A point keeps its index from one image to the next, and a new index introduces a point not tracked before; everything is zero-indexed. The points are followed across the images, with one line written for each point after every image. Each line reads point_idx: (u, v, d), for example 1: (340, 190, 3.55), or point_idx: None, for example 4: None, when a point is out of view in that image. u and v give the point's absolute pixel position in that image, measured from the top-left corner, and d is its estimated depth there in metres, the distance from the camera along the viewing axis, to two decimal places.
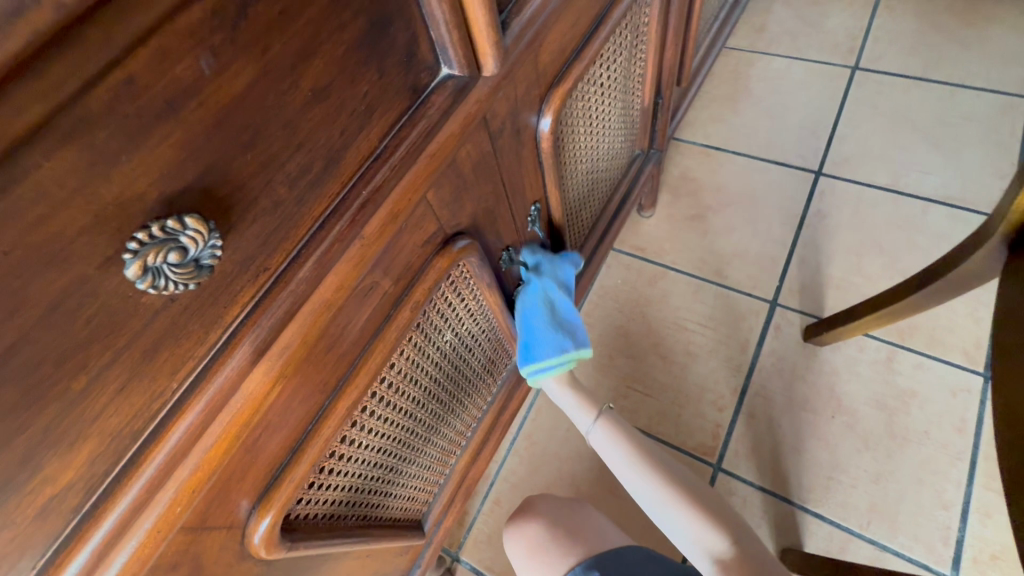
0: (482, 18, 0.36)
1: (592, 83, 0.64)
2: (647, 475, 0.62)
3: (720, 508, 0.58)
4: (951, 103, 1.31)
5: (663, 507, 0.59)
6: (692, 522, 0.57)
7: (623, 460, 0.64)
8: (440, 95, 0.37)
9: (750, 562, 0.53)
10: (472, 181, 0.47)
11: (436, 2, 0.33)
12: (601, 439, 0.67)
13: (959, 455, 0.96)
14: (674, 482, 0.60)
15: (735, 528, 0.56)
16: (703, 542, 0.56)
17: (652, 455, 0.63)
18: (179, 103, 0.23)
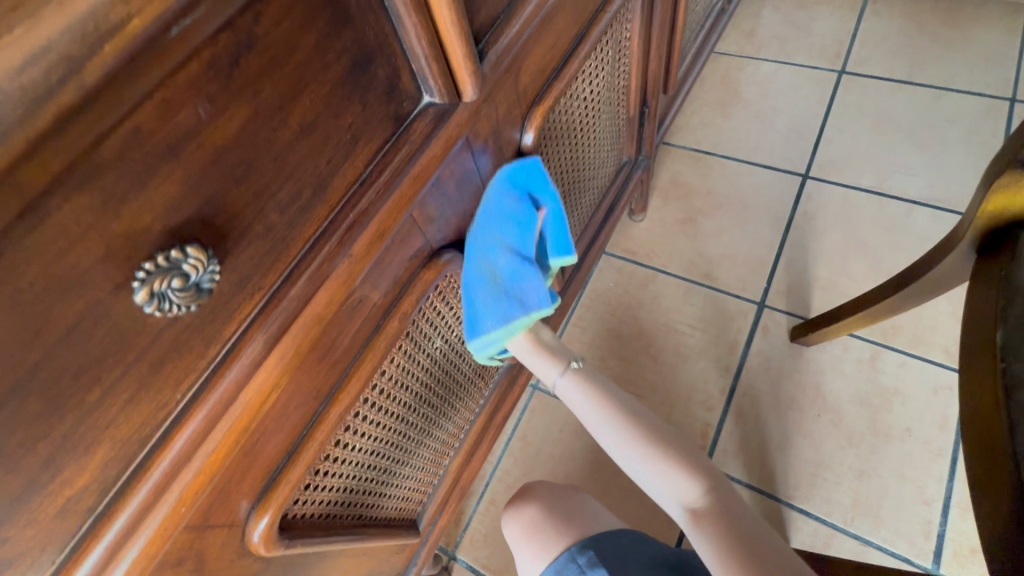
0: (458, 50, 0.39)
1: (574, 97, 0.67)
2: (615, 426, 0.61)
3: (687, 456, 0.57)
4: (935, 105, 1.34)
5: (633, 459, 0.59)
6: (661, 475, 0.57)
7: (589, 409, 0.64)
8: (422, 121, 0.40)
9: (720, 506, 0.54)
10: (456, 197, 0.50)
11: (416, 39, 0.36)
12: (568, 392, 0.65)
13: (941, 451, 0.98)
14: (640, 431, 0.59)
15: (704, 477, 0.56)
16: (674, 494, 0.56)
17: (619, 402, 0.62)
18: (180, 146, 0.25)
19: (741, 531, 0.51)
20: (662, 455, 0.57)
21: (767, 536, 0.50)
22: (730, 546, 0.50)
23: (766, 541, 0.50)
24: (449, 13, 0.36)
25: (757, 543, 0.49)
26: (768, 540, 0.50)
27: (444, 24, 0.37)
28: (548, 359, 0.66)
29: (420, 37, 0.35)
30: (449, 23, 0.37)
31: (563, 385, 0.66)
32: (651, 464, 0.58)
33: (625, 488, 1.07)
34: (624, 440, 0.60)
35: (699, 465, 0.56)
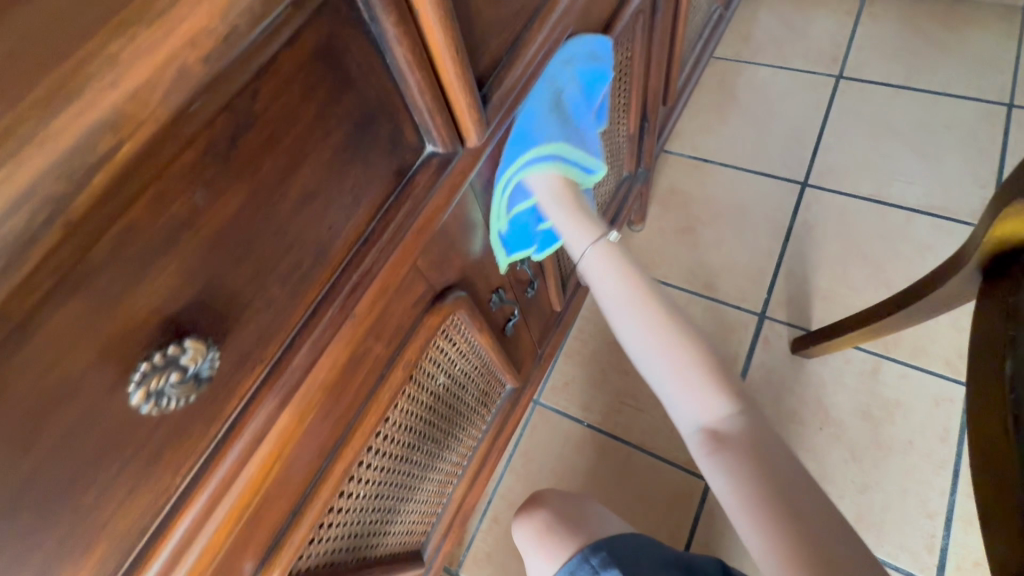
0: (462, 100, 0.37)
1: None
2: (639, 316, 0.50)
3: (719, 369, 0.47)
4: (933, 110, 1.33)
5: (650, 358, 0.49)
6: (683, 384, 0.47)
7: (614, 292, 0.53)
8: (425, 173, 0.38)
9: (748, 435, 0.44)
10: (459, 239, 0.49)
11: (420, 95, 0.34)
12: (592, 266, 0.54)
13: (942, 464, 0.99)
14: (667, 326, 0.49)
15: (736, 397, 0.46)
16: (692, 408, 0.46)
17: (649, 288, 0.51)
18: (176, 236, 0.24)
19: (765, 469, 0.42)
20: (691, 361, 0.47)
21: (799, 474, 0.42)
22: (752, 483, 0.42)
23: (798, 485, 0.41)
24: (454, 66, 0.34)
25: (783, 485, 0.41)
26: (801, 483, 0.42)
27: (449, 77, 0.35)
28: (579, 220, 0.54)
29: (424, 93, 0.34)
30: (453, 75, 0.35)
31: (586, 258, 0.54)
32: (674, 369, 0.48)
33: (629, 503, 1.07)
34: (648, 334, 0.49)
35: (733, 381, 0.47)
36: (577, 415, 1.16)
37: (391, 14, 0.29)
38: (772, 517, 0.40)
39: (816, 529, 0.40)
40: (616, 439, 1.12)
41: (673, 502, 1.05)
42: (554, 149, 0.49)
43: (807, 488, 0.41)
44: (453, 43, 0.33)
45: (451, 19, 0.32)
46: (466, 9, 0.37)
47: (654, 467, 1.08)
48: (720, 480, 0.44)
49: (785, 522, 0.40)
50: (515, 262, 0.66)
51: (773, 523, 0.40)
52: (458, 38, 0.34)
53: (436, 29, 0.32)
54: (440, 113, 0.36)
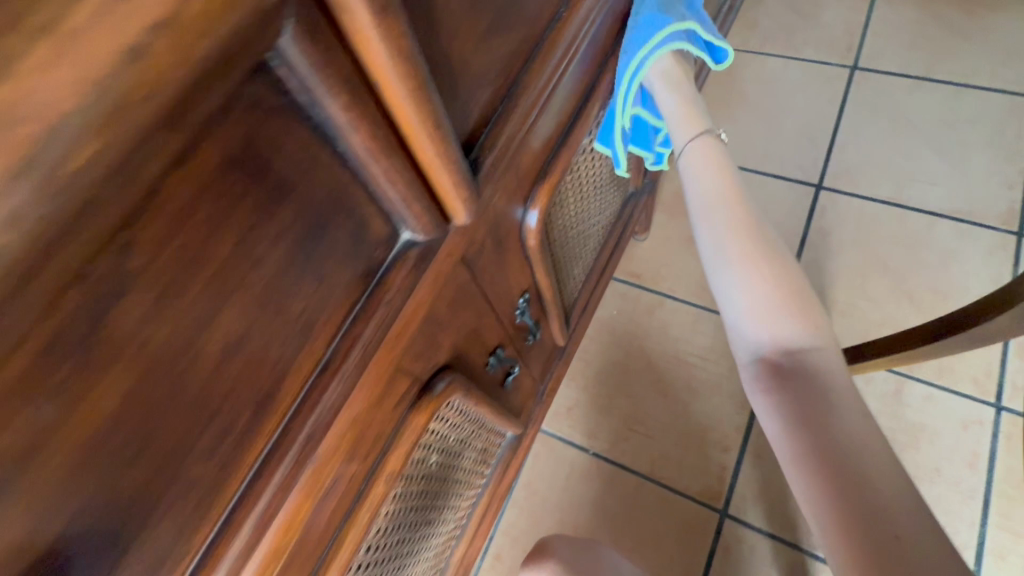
0: (446, 178, 0.28)
1: (582, 155, 0.56)
2: (723, 232, 0.47)
3: (800, 304, 0.44)
4: (954, 104, 1.21)
5: (724, 275, 0.46)
6: (758, 309, 0.44)
7: (702, 197, 0.49)
8: (401, 269, 0.30)
9: (812, 379, 0.42)
10: (448, 318, 0.41)
11: (389, 183, 0.26)
12: (687, 160, 0.50)
13: (972, 493, 0.93)
14: (749, 246, 0.46)
15: (814, 337, 0.43)
16: (761, 334, 0.44)
17: (742, 204, 0.48)
18: (25, 463, 0.18)
19: (818, 415, 0.39)
20: (773, 287, 0.45)
21: (862, 429, 0.38)
22: (808, 420, 0.39)
23: (863, 441, 0.38)
24: (433, 143, 0.26)
25: (846, 436, 0.38)
26: (868, 442, 0.38)
27: (427, 155, 0.26)
28: (688, 116, 0.50)
29: (394, 181, 0.26)
30: (431, 152, 0.26)
31: (683, 158, 0.51)
32: (749, 295, 0.45)
33: (639, 538, 1.01)
34: (730, 251, 0.46)
35: (812, 320, 0.44)
36: (582, 443, 1.09)
37: (336, 92, 0.21)
38: (822, 461, 0.37)
39: (869, 487, 0.36)
40: (624, 468, 1.06)
41: (686, 538, 0.99)
42: (685, 24, 0.47)
43: (875, 445, 0.38)
44: (431, 115, 0.25)
45: (427, 86, 0.24)
46: (444, 59, 0.28)
47: (665, 499, 1.02)
48: (772, 413, 0.42)
49: (836, 472, 0.37)
50: (516, 313, 0.58)
51: (820, 469, 0.37)
52: (439, 106, 0.25)
53: (405, 103, 0.23)
54: (416, 197, 0.28)
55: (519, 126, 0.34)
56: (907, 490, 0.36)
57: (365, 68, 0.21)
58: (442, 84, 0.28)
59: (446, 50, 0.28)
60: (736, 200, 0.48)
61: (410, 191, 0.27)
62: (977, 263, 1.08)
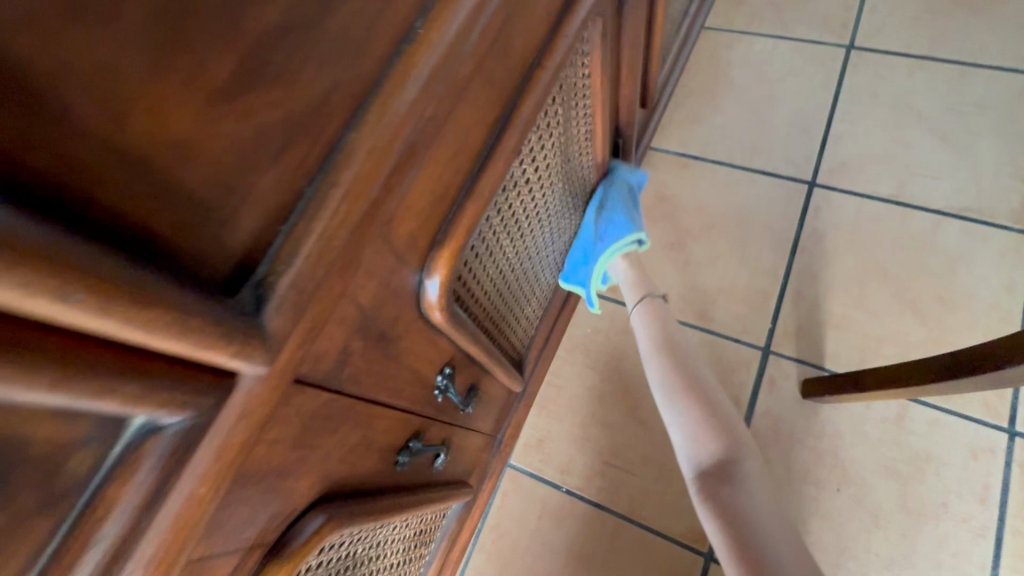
0: (153, 341, 0.16)
1: (507, 192, 0.44)
2: (665, 373, 0.68)
3: (722, 421, 0.62)
4: (959, 87, 1.05)
5: (670, 407, 0.66)
6: (695, 428, 0.62)
7: (649, 349, 0.72)
8: (131, 477, 0.19)
9: (728, 480, 0.58)
10: (292, 459, 0.29)
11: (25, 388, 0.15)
12: (637, 322, 0.75)
13: (982, 531, 0.83)
14: (685, 385, 0.66)
15: (730, 450, 0.60)
16: (696, 446, 0.61)
17: (678, 355, 0.69)
18: None
19: (733, 513, 0.54)
20: (701, 412, 0.63)
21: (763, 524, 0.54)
22: (732, 517, 0.54)
23: (767, 534, 0.53)
24: (59, 306, 0.13)
25: (756, 532, 0.53)
26: (768, 531, 0.53)
27: (68, 322, 0.14)
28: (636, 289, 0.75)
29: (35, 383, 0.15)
30: (75, 317, 0.14)
31: (635, 318, 0.75)
32: (684, 420, 0.63)
33: None
34: (670, 389, 0.67)
35: (727, 435, 0.61)
36: (555, 479, 0.98)
37: None
38: (743, 550, 0.52)
39: (775, 566, 0.50)
40: (601, 508, 0.94)
41: None
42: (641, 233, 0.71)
43: (777, 535, 0.53)
44: (11, 266, 0.12)
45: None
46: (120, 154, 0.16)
47: (642, 540, 0.91)
48: (708, 515, 0.56)
49: (753, 558, 0.51)
50: (434, 393, 0.45)
51: (735, 543, 0.52)
52: (47, 236, 0.13)
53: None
54: (90, 380, 0.16)
55: (343, 218, 0.21)
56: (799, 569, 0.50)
57: None
58: (119, 195, 0.16)
59: (114, 139, 0.16)
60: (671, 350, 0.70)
61: (59, 380, 0.15)
62: (987, 268, 0.94)
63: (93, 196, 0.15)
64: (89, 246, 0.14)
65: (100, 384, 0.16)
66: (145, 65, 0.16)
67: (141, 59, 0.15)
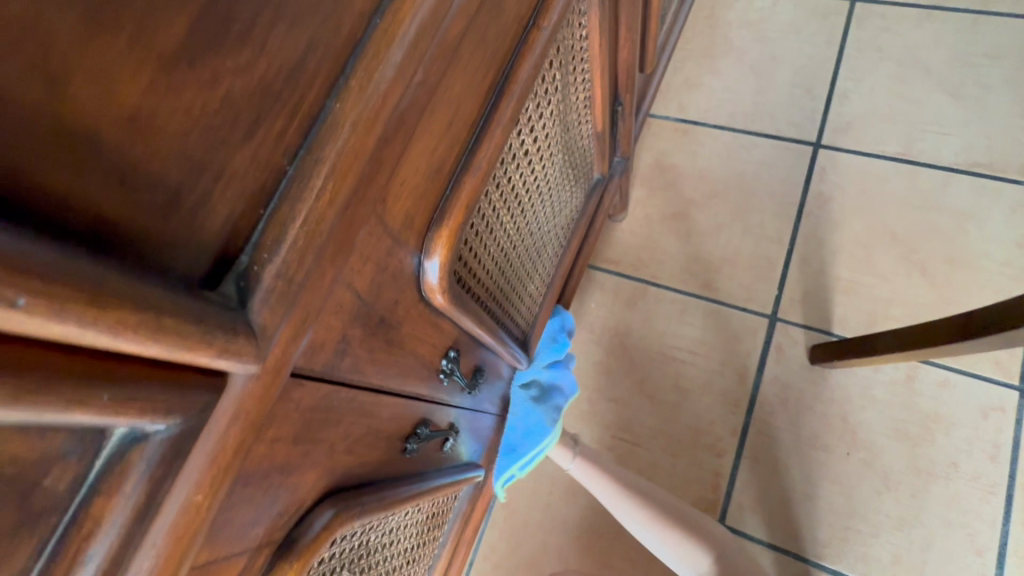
0: (122, 345, 0.14)
1: (505, 167, 0.42)
2: (634, 512, 0.73)
3: (702, 529, 0.71)
4: (970, 37, 1.00)
5: (651, 536, 0.72)
6: (682, 548, 0.70)
7: (610, 499, 0.75)
8: (118, 493, 0.17)
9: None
10: (295, 456, 0.28)
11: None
12: (582, 474, 0.77)
13: (992, 488, 0.83)
14: (663, 515, 0.72)
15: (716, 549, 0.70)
16: (692, 561, 0.70)
17: (640, 496, 0.73)
18: None
19: None
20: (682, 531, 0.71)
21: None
22: None
23: None
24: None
25: None
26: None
27: (12, 327, 0.12)
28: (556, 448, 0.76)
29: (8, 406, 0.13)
30: (21, 322, 0.12)
31: (575, 468, 0.77)
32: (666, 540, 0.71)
33: (628, 557, 0.90)
34: (641, 518, 0.73)
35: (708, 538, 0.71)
36: None
37: None
38: None
39: None
40: None
41: None
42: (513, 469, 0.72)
43: None
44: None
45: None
46: (55, 134, 0.13)
47: None
48: None
49: None
50: (439, 378, 0.44)
51: None
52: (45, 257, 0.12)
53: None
54: (50, 392, 0.14)
55: (332, 194, 0.19)
56: None
57: None
58: (61, 186, 0.14)
59: (49, 118, 0.13)
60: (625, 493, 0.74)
61: (36, 399, 0.13)
62: (997, 225, 0.92)
63: (34, 183, 0.13)
64: (24, 240, 0.12)
65: (64, 397, 0.14)
66: (74, 24, 0.13)
67: (67, 19, 0.13)
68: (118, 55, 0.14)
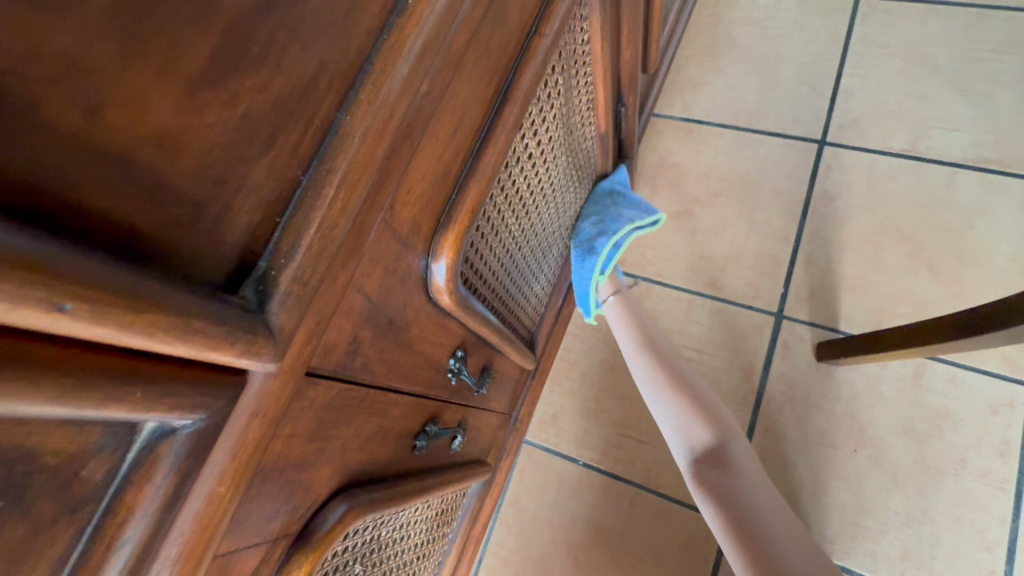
0: (154, 344, 0.15)
1: (510, 169, 0.43)
2: (650, 371, 0.71)
3: (711, 411, 0.65)
4: (977, 32, 1.00)
5: (658, 397, 0.68)
6: (685, 413, 0.65)
7: (634, 355, 0.74)
8: (150, 483, 0.18)
9: (719, 453, 0.60)
10: (310, 452, 0.29)
11: (40, 407, 0.14)
12: (616, 323, 0.78)
13: (1002, 484, 0.82)
14: (678, 385, 0.68)
15: (720, 432, 0.63)
16: (690, 436, 0.63)
17: (662, 360, 0.71)
18: None
19: (725, 492, 0.56)
20: (691, 404, 0.66)
21: (768, 499, 0.55)
22: (737, 510, 0.54)
23: (769, 513, 0.54)
24: (48, 314, 0.12)
25: (758, 518, 0.53)
26: (772, 509, 0.54)
27: (63, 331, 0.13)
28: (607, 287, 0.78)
29: (52, 403, 0.14)
30: (68, 326, 0.13)
31: (612, 313, 0.78)
32: (673, 407, 0.66)
33: (636, 553, 0.91)
34: (656, 381, 0.70)
35: (716, 419, 0.64)
36: (571, 452, 0.97)
37: None
38: (740, 528, 0.52)
39: (777, 554, 0.50)
40: (620, 479, 0.94)
41: (692, 554, 0.88)
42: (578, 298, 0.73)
43: (795, 534, 0.52)
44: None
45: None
46: (95, 153, 0.15)
47: (661, 508, 0.92)
48: (704, 499, 0.57)
49: (752, 537, 0.51)
50: (447, 376, 0.45)
51: (739, 532, 0.52)
52: (90, 265, 0.13)
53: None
54: (89, 391, 0.15)
55: (343, 204, 0.20)
56: (799, 541, 0.51)
57: None
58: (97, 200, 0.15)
59: (90, 138, 0.14)
60: (649, 356, 0.73)
61: (77, 394, 0.15)
62: (1006, 220, 0.92)
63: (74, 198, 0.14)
64: (72, 249, 0.13)
65: (103, 394, 0.15)
66: (109, 53, 0.14)
67: (100, 42, 0.14)
68: (148, 79, 0.15)
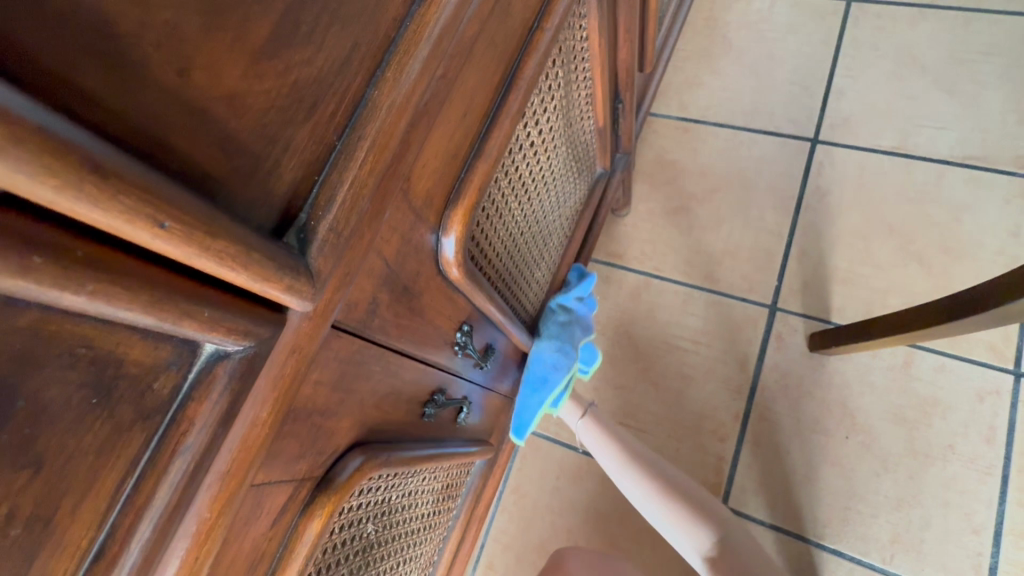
0: (220, 270, 0.18)
1: (514, 156, 0.46)
2: (634, 479, 0.70)
3: (703, 505, 0.65)
4: (963, 34, 1.03)
5: (651, 507, 0.67)
6: (681, 520, 0.64)
7: (614, 465, 0.74)
8: (208, 397, 0.21)
9: (727, 551, 0.61)
10: (333, 401, 0.32)
11: (132, 314, 0.17)
12: (589, 436, 0.78)
13: (989, 469, 0.85)
14: (662, 484, 0.68)
15: (717, 524, 0.63)
16: (694, 542, 0.63)
17: (642, 460, 0.71)
18: None
19: None
20: (684, 505, 0.65)
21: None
22: None
23: None
24: (151, 230, 0.16)
25: None
26: None
27: (158, 250, 0.16)
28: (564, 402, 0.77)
29: (140, 311, 0.17)
30: (163, 245, 0.16)
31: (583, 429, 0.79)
32: (666, 512, 0.66)
33: (634, 538, 0.93)
34: (641, 487, 0.69)
35: (710, 513, 0.64)
36: (571, 441, 1.00)
37: None
38: None
39: None
40: None
41: None
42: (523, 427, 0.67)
43: None
44: (114, 193, 0.14)
45: (79, 147, 0.14)
46: (179, 107, 0.18)
47: None
48: None
49: None
50: (454, 349, 0.48)
51: None
52: (180, 194, 0.17)
53: (37, 187, 0.13)
54: (168, 305, 0.18)
55: (372, 164, 0.23)
56: None
57: (38, 196, 0.13)
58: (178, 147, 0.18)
59: (175, 95, 0.18)
60: (628, 458, 0.72)
61: (161, 305, 0.18)
62: (992, 215, 0.95)
63: (163, 143, 0.18)
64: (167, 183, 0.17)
65: (179, 309, 0.18)
66: (196, 27, 0.18)
67: (188, 17, 0.18)
68: (224, 49, 0.19)
